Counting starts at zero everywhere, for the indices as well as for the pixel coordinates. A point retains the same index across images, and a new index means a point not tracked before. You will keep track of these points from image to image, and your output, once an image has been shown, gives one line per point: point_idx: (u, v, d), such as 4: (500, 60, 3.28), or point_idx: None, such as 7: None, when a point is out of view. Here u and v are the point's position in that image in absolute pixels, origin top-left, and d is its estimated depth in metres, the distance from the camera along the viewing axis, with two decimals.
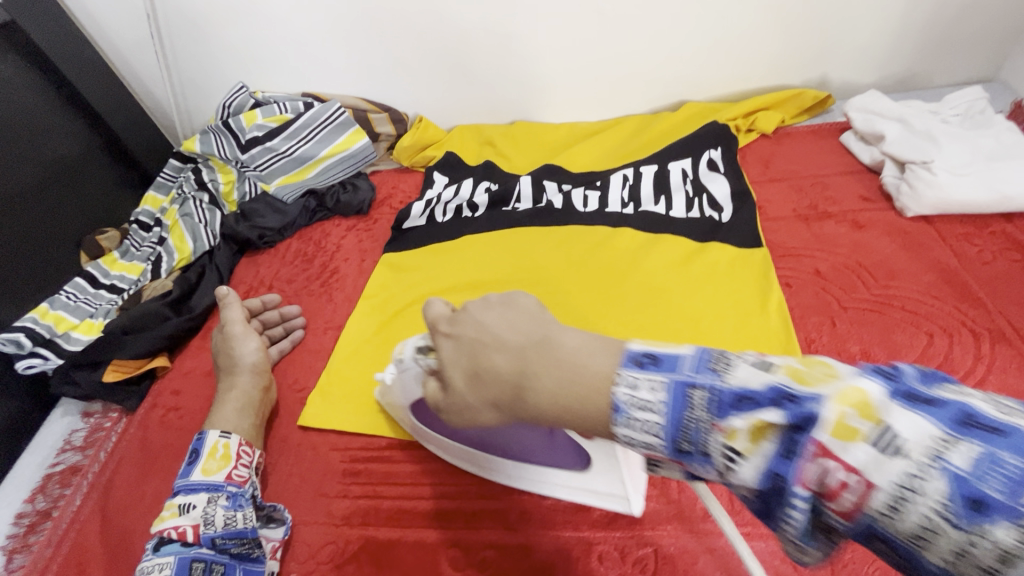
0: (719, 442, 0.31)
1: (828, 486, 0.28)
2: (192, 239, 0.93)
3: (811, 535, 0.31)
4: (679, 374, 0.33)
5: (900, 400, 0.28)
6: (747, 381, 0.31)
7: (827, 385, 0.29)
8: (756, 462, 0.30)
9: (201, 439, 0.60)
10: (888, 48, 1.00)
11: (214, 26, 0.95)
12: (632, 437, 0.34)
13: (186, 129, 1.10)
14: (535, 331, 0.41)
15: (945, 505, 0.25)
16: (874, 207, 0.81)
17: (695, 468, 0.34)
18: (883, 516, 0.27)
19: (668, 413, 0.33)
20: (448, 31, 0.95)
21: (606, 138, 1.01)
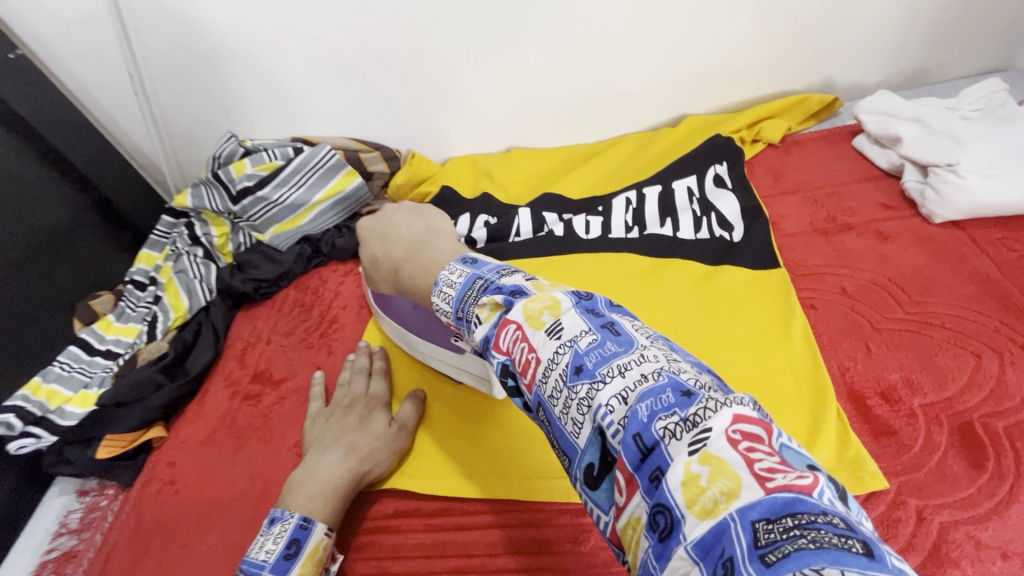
0: (478, 313, 0.46)
1: (596, 415, 0.35)
2: (187, 295, 0.91)
3: (527, 404, 0.43)
4: (478, 272, 0.50)
5: (583, 310, 0.41)
6: (512, 282, 0.46)
7: (541, 293, 0.44)
8: (485, 326, 0.44)
9: (305, 529, 0.52)
10: (895, 44, 0.95)
11: (197, 81, 0.94)
12: (439, 308, 0.52)
13: (178, 183, 1.08)
14: (419, 239, 0.68)
15: (566, 370, 0.38)
16: (897, 215, 0.76)
17: (468, 335, 0.48)
18: (543, 382, 0.39)
19: (456, 291, 0.50)
20: (436, 68, 0.93)
21: (605, 160, 0.97)
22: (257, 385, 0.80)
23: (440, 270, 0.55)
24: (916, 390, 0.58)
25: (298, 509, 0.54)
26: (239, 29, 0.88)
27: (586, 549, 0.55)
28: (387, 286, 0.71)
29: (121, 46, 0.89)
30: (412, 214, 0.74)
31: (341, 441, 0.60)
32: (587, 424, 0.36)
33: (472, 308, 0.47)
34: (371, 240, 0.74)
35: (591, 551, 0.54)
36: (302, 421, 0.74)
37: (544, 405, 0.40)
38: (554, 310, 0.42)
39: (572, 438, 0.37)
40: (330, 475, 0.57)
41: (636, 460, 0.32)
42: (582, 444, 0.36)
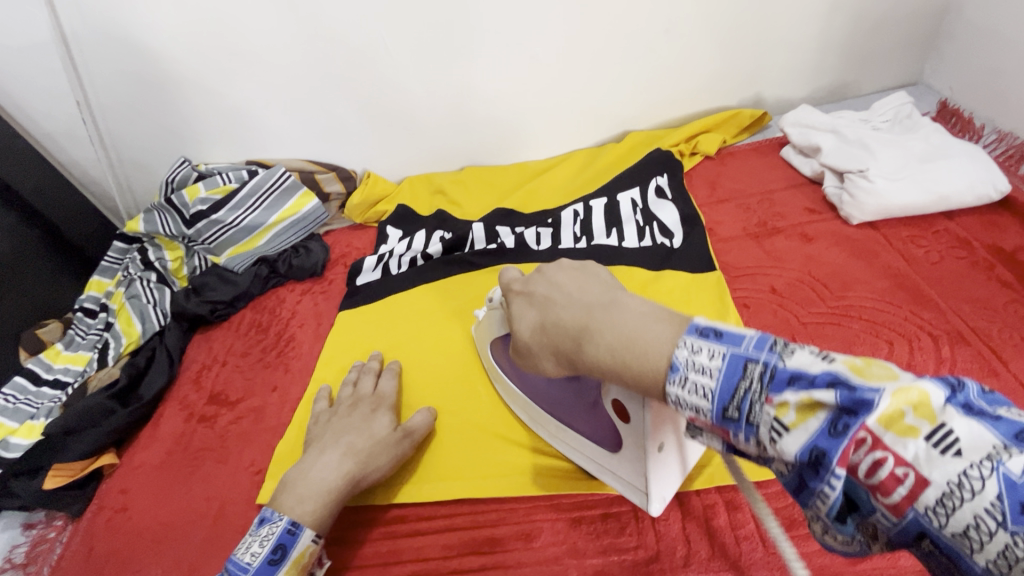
0: (768, 414, 0.32)
1: (881, 478, 0.30)
2: (140, 320, 0.89)
3: (848, 524, 0.33)
4: (739, 348, 0.34)
5: (959, 407, 0.30)
6: (805, 364, 0.32)
7: (897, 384, 0.30)
8: (800, 436, 0.31)
9: (293, 534, 0.51)
10: (815, 63, 1.04)
11: (149, 108, 0.94)
12: (681, 398, 0.35)
13: (131, 209, 1.08)
14: (600, 298, 0.43)
15: (996, 505, 0.26)
16: (820, 218, 0.82)
17: (735, 437, 0.34)
18: (931, 512, 0.28)
19: (722, 380, 0.34)
20: (388, 93, 0.97)
21: (554, 176, 1.01)
22: (213, 407, 0.80)
23: (673, 346, 0.36)
24: None
25: (288, 512, 0.53)
26: (188, 56, 0.89)
27: (537, 544, 0.56)
28: (556, 364, 0.47)
29: (69, 75, 0.89)
30: (579, 273, 0.48)
31: (342, 441, 0.59)
32: (1010, 573, 0.26)
33: (755, 405, 0.33)
34: (531, 308, 0.49)
35: (542, 547, 0.56)
36: (259, 441, 0.74)
37: (921, 533, 0.29)
38: (923, 410, 0.29)
39: (969, 562, 0.28)
40: (324, 479, 0.55)
41: (1003, 572, 0.26)
42: (982, 571, 0.27)
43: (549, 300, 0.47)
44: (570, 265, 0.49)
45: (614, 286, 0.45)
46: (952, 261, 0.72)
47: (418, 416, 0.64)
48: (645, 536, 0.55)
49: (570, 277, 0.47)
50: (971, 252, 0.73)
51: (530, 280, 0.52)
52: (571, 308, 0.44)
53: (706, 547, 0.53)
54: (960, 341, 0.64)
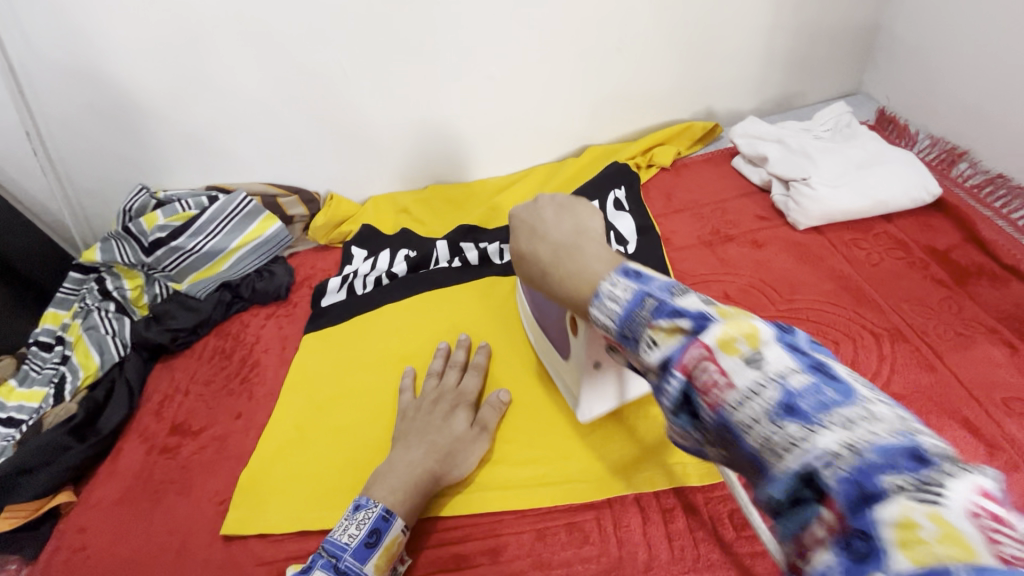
0: (648, 334, 0.35)
1: (703, 379, 0.32)
2: (99, 351, 0.87)
3: (682, 416, 0.34)
4: (645, 285, 0.37)
5: (784, 342, 0.32)
6: (687, 303, 0.35)
7: (732, 317, 0.33)
8: (664, 349, 0.34)
9: (387, 521, 0.53)
10: (760, 76, 1.08)
11: (104, 137, 0.94)
12: (600, 318, 0.39)
13: (88, 239, 1.05)
14: (574, 236, 0.49)
15: (772, 406, 0.29)
16: (770, 224, 0.86)
17: (630, 355, 0.37)
18: (732, 408, 0.31)
19: (625, 306, 0.37)
20: (347, 115, 0.98)
21: (516, 192, 1.03)
22: (175, 438, 0.78)
23: (601, 280, 0.40)
24: None
25: (380, 500, 0.55)
26: (144, 84, 0.89)
27: (503, 559, 0.57)
28: (525, 270, 0.53)
29: (18, 106, 0.88)
30: (565, 208, 0.53)
31: (423, 438, 0.61)
32: (787, 461, 0.28)
33: (641, 328, 0.35)
34: (523, 223, 0.54)
35: (507, 561, 0.57)
36: (223, 469, 0.73)
37: (727, 431, 0.31)
38: (752, 340, 0.32)
39: (767, 461, 0.29)
40: (410, 472, 0.58)
41: (796, 465, 0.28)
42: (776, 474, 0.29)
43: (540, 233, 0.51)
44: (563, 205, 0.54)
45: (594, 230, 0.50)
46: (891, 262, 0.76)
47: (488, 408, 0.66)
48: (608, 544, 0.56)
49: (555, 212, 0.53)
50: (908, 253, 0.77)
51: (526, 207, 0.55)
52: (552, 244, 0.49)
53: (665, 550, 0.55)
54: (900, 339, 0.67)
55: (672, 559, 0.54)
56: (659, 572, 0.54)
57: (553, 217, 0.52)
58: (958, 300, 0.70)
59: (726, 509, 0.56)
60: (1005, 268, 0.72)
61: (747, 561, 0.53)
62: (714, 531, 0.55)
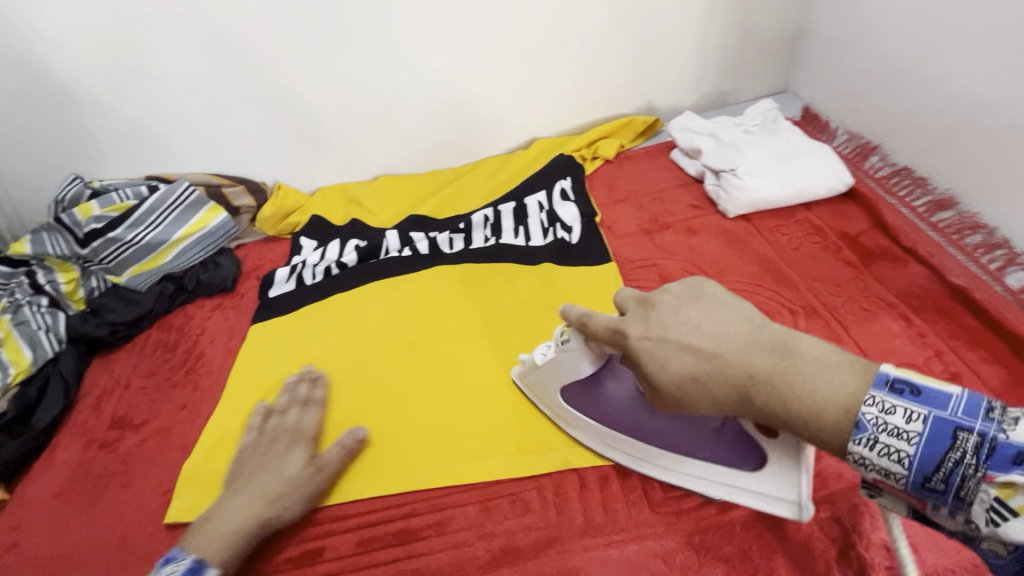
0: (976, 481, 0.38)
1: (998, 482, 0.37)
2: (31, 347, 0.83)
3: (999, 546, 0.39)
4: (943, 412, 0.40)
5: None
6: (1018, 437, 0.37)
7: None
8: (997, 504, 0.37)
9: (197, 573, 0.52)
10: (698, 74, 1.14)
11: (32, 121, 0.90)
12: (866, 459, 0.41)
13: (17, 230, 1.00)
14: (759, 334, 0.46)
15: None
16: (703, 213, 0.91)
17: (929, 499, 0.41)
18: None
19: (925, 447, 0.40)
20: (293, 104, 0.97)
21: (467, 182, 1.06)
22: (115, 432, 0.77)
23: (861, 402, 0.41)
24: None
25: (194, 549, 0.54)
26: (73, 70, 0.87)
27: (448, 532, 0.59)
28: (714, 408, 0.47)
29: None
30: (707, 303, 0.49)
31: (251, 484, 0.59)
32: None
33: (955, 475, 0.39)
34: (660, 350, 0.48)
35: (450, 533, 0.59)
36: (167, 460, 0.72)
37: None
38: None
39: None
40: (233, 518, 0.56)
41: None
42: None
43: (713, 349, 0.46)
44: (688, 296, 0.49)
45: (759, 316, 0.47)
46: (808, 246, 0.83)
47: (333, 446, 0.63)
48: (547, 510, 0.59)
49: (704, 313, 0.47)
50: (824, 238, 0.84)
51: (647, 324, 0.49)
52: (705, 359, 0.46)
53: (600, 514, 0.58)
54: (813, 314, 0.74)
55: (605, 520, 0.58)
56: (594, 534, 0.57)
57: (718, 333, 0.46)
58: (864, 279, 0.77)
59: (655, 473, 0.61)
60: (905, 250, 0.80)
61: (674, 519, 0.57)
62: (644, 493, 0.59)
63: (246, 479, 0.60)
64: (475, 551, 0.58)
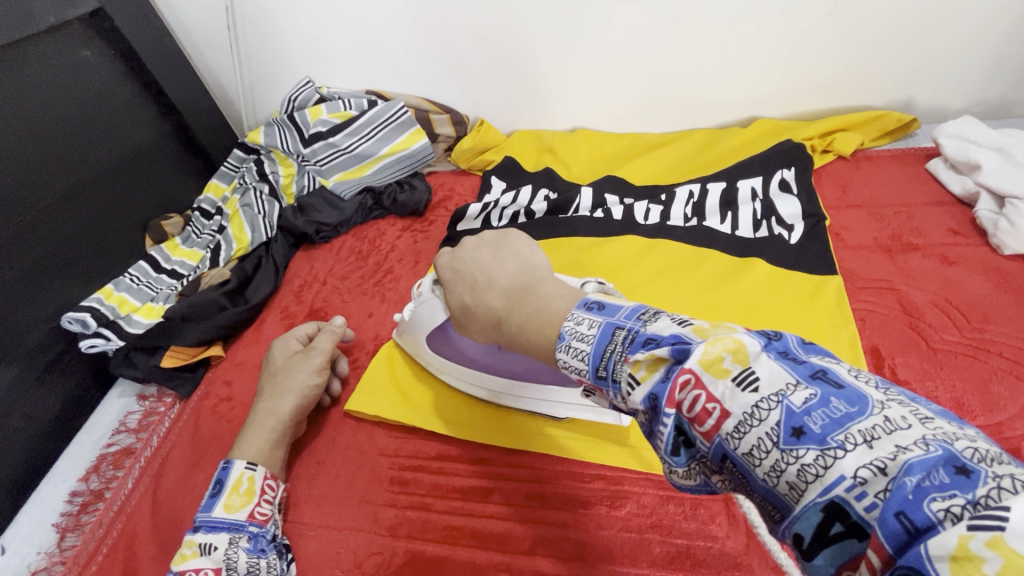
0: (626, 372, 0.35)
1: (695, 412, 0.31)
2: (251, 228, 0.94)
3: (681, 455, 0.34)
4: (613, 318, 0.38)
5: (773, 352, 0.31)
6: (660, 328, 0.35)
7: (712, 335, 0.32)
8: (647, 388, 0.34)
9: (226, 470, 0.57)
10: (988, 73, 0.93)
11: (285, 20, 0.96)
12: (568, 362, 0.39)
13: (251, 120, 1.11)
14: (521, 276, 0.49)
15: (776, 430, 0.28)
16: (965, 242, 0.76)
17: (610, 396, 0.37)
18: (731, 437, 0.30)
19: (595, 344, 0.37)
20: (518, 39, 0.94)
21: (670, 152, 0.97)
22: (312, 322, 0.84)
23: (564, 319, 0.41)
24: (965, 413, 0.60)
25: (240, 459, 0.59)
26: None
27: (621, 514, 0.57)
28: (481, 333, 0.54)
29: None
30: (497, 248, 0.54)
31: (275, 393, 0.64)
32: (807, 495, 0.27)
33: (618, 365, 0.35)
34: (454, 277, 0.56)
35: (625, 517, 0.56)
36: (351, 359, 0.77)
37: (732, 465, 0.30)
38: (739, 355, 0.31)
39: (785, 497, 0.28)
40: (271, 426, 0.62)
41: (818, 499, 0.26)
42: (798, 509, 0.27)
43: (483, 283, 0.52)
44: (494, 242, 0.55)
45: (540, 266, 0.51)
46: None
47: (325, 334, 0.70)
48: (736, 528, 0.54)
49: (489, 253, 0.53)
50: None
51: (453, 256, 0.57)
52: (479, 287, 0.53)
53: None
54: None
55: None
56: None
57: (498, 269, 0.52)
58: None
59: None
60: None
61: None
62: None
63: (273, 384, 0.65)
64: (649, 543, 0.54)
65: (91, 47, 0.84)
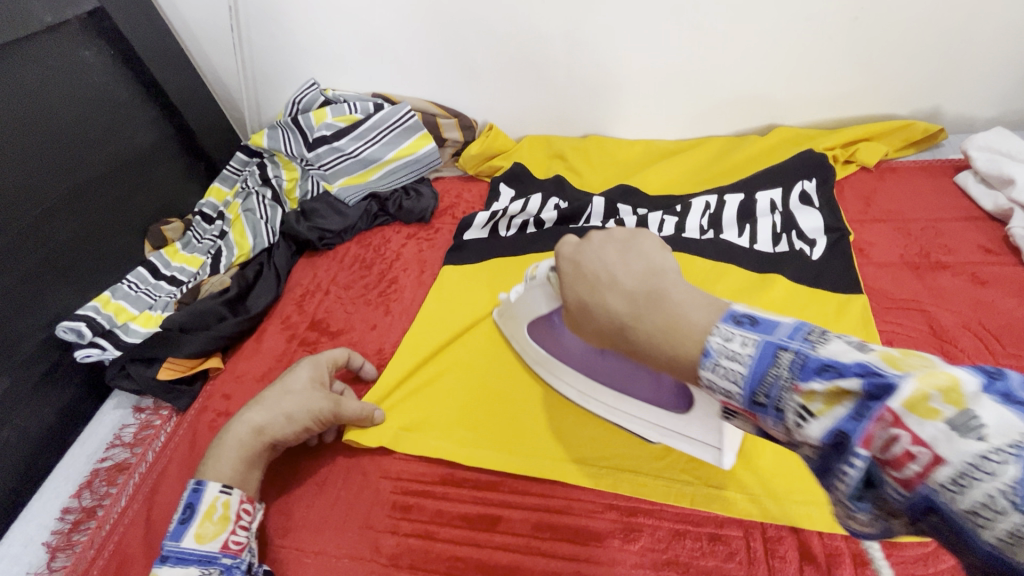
0: (793, 401, 0.29)
1: (892, 454, 0.25)
2: (252, 234, 0.92)
3: (864, 500, 0.28)
4: (772, 335, 0.31)
5: (998, 395, 0.24)
6: (838, 352, 0.28)
7: (915, 368, 0.26)
8: (824, 421, 0.27)
9: (197, 492, 0.53)
10: (1019, 82, 0.89)
11: (290, 21, 0.93)
12: (713, 382, 0.32)
13: (254, 122, 1.09)
14: (646, 278, 0.38)
15: (1016, 489, 0.22)
16: (998, 260, 0.72)
17: (764, 423, 0.31)
18: (944, 490, 0.24)
19: (752, 365, 0.30)
20: (529, 42, 0.91)
21: (685, 160, 0.94)
22: (314, 333, 0.81)
23: (708, 332, 0.33)
24: None
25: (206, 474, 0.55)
26: None
27: (635, 548, 0.54)
28: (601, 340, 0.42)
29: None
30: (624, 247, 0.42)
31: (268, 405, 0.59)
32: None
33: (782, 393, 0.29)
34: (573, 279, 0.44)
35: (639, 552, 0.53)
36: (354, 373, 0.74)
37: (941, 519, 0.25)
38: (954, 395, 0.25)
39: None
40: (248, 441, 0.57)
41: None
42: None
43: (602, 285, 0.40)
44: (622, 240, 0.43)
45: (671, 269, 0.39)
46: None
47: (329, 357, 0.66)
48: (757, 567, 0.51)
49: (616, 251, 0.41)
50: None
51: (576, 249, 0.45)
52: (600, 290, 0.41)
53: None
54: None
55: None
56: None
57: (627, 263, 0.40)
58: None
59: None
60: None
61: None
62: None
63: (270, 394, 0.60)
64: None
65: (90, 47, 0.82)
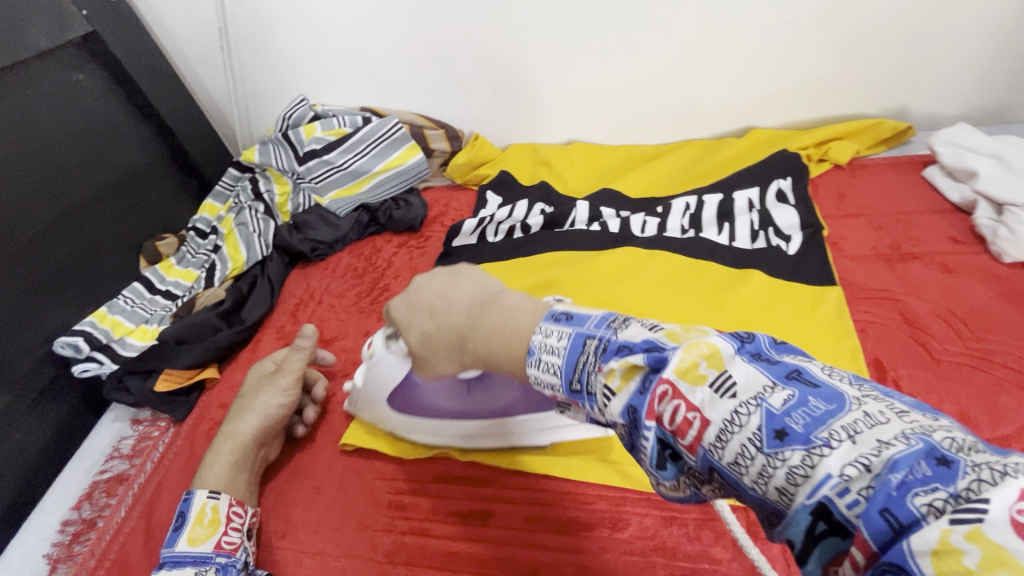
0: (600, 381, 0.33)
1: (676, 423, 0.30)
2: (246, 248, 0.93)
3: (666, 468, 0.32)
4: (582, 328, 0.36)
5: (746, 356, 0.31)
6: (631, 335, 0.33)
7: (685, 340, 0.32)
8: (622, 398, 0.32)
9: (189, 500, 0.55)
10: (981, 80, 0.93)
11: (279, 40, 0.96)
12: (540, 377, 0.37)
13: (246, 138, 1.11)
14: (481, 294, 0.46)
15: (757, 435, 0.27)
16: (965, 250, 0.76)
17: (587, 409, 0.36)
18: (714, 447, 0.28)
19: (566, 356, 0.35)
20: (511, 54, 0.94)
21: (665, 163, 0.97)
22: None
23: (530, 333, 0.38)
24: (972, 425, 0.59)
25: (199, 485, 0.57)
26: None
27: (623, 536, 0.55)
28: (451, 362, 0.49)
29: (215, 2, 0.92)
30: (450, 276, 0.51)
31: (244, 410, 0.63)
32: (795, 498, 0.25)
33: (591, 376, 0.34)
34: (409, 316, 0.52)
35: (627, 539, 0.55)
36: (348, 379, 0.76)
37: (719, 476, 0.29)
38: (714, 360, 0.30)
39: (773, 502, 0.27)
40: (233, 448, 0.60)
41: (806, 501, 0.25)
42: (786, 513, 0.26)
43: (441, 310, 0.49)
44: (448, 271, 0.52)
45: (498, 287, 0.47)
46: None
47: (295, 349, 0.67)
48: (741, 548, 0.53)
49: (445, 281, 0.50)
50: None
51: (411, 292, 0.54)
52: (437, 317, 0.49)
53: None
54: None
55: None
56: None
57: (454, 291, 0.49)
58: None
59: None
60: None
61: None
62: None
63: (242, 401, 0.64)
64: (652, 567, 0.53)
65: (84, 71, 0.84)
